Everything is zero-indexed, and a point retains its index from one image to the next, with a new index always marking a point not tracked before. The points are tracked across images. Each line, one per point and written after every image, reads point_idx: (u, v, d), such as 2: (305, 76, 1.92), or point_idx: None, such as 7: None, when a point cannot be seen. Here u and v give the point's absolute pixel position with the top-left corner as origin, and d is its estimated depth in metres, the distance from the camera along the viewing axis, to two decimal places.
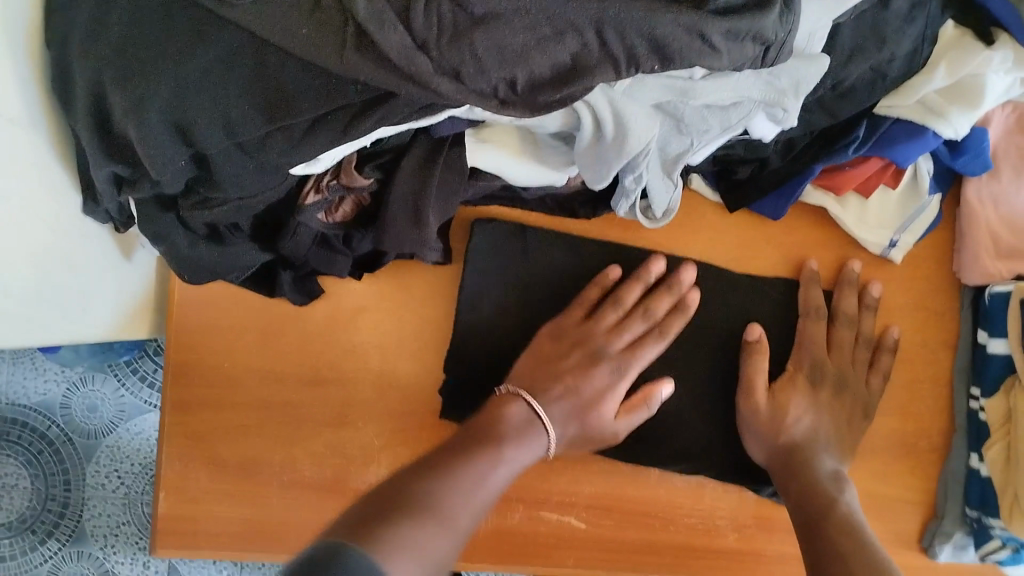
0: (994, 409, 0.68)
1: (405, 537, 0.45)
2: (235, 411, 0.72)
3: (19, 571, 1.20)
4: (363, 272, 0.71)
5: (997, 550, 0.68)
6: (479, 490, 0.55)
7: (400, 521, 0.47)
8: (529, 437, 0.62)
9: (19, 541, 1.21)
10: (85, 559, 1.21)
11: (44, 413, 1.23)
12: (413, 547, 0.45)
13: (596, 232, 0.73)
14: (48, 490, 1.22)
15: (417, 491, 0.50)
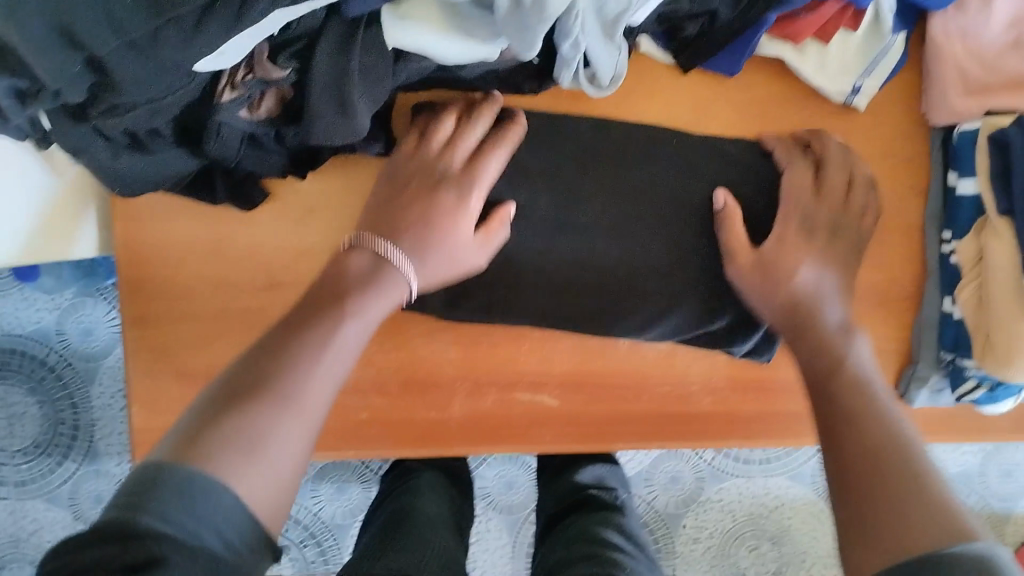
0: (965, 251, 0.66)
1: (236, 431, 0.48)
2: (199, 323, 0.72)
3: (38, 494, 1.21)
4: (304, 170, 0.68)
5: (974, 390, 0.68)
6: (330, 360, 0.55)
7: (228, 413, 0.49)
8: (382, 287, 0.60)
9: (37, 465, 1.21)
10: (103, 477, 1.22)
11: (42, 341, 1.21)
12: (243, 440, 0.48)
13: (544, 107, 0.70)
14: (57, 415, 1.21)
15: (259, 380, 0.51)
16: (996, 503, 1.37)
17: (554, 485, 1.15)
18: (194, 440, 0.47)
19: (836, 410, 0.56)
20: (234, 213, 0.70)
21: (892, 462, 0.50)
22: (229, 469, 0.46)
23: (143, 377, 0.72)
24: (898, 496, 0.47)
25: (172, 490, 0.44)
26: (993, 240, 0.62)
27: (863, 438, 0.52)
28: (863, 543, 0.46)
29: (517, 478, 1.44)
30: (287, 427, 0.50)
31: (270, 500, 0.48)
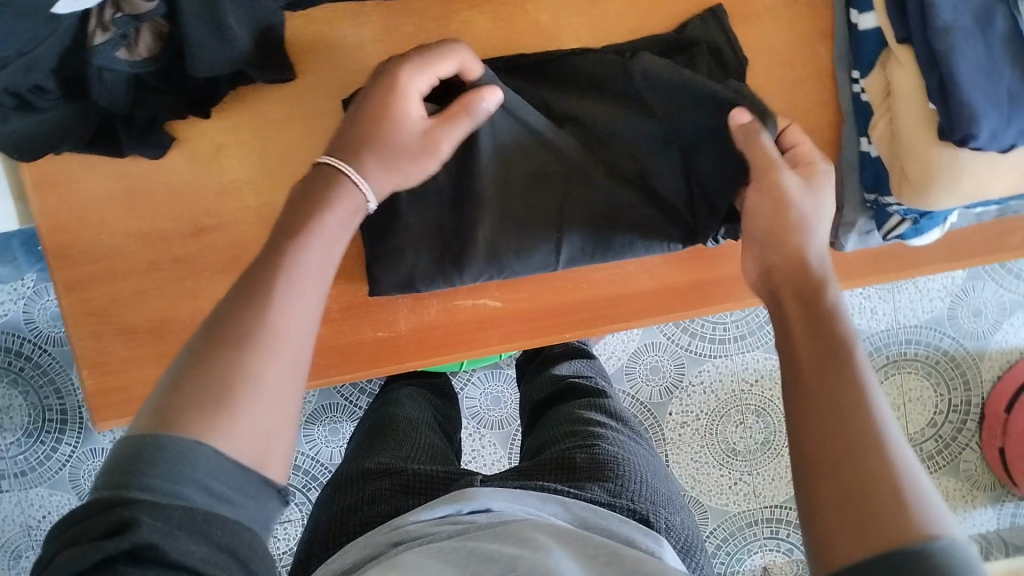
0: (874, 87, 0.66)
1: (225, 377, 0.42)
2: (131, 278, 0.71)
3: (40, 481, 1.16)
4: (208, 109, 0.67)
5: (899, 225, 0.69)
6: (280, 359, 0.44)
7: (219, 357, 0.42)
8: (340, 200, 0.55)
9: (34, 454, 1.16)
10: (101, 455, 1.17)
11: (12, 333, 1.14)
12: (225, 391, 0.41)
13: (439, 8, 0.68)
14: (43, 403, 1.15)
15: (226, 325, 0.44)
16: (970, 343, 1.39)
17: (537, 380, 1.18)
18: (205, 370, 0.42)
19: (826, 443, 0.42)
20: (145, 163, 0.69)
21: (849, 376, 0.45)
22: (210, 424, 0.40)
23: (87, 341, 0.71)
24: (845, 382, 0.44)
25: (157, 460, 0.38)
26: (897, 70, 0.63)
27: (854, 399, 0.43)
28: (852, 509, 0.40)
29: (503, 392, 1.47)
30: (278, 369, 0.43)
31: (264, 445, 0.42)
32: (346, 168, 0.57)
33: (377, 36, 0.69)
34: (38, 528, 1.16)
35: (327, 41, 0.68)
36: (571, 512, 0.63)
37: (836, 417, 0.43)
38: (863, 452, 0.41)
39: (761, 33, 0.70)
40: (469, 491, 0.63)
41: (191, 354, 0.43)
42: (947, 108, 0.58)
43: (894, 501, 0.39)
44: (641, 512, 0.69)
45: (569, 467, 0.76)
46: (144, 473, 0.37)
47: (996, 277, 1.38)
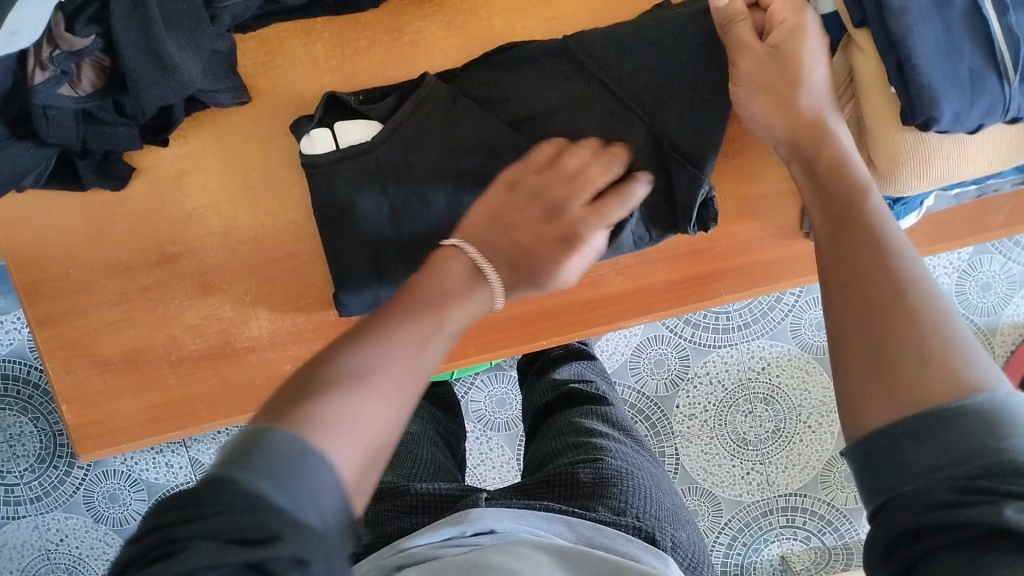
0: (837, 70, 0.63)
1: (335, 405, 0.40)
2: (102, 309, 0.71)
3: (55, 506, 1.17)
4: (164, 137, 0.66)
5: None
6: (391, 398, 0.42)
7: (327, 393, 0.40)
8: (465, 300, 0.50)
9: (47, 479, 1.16)
10: (113, 477, 1.17)
11: (20, 360, 1.15)
12: (342, 421, 0.39)
13: (390, 19, 0.68)
14: (54, 427, 1.16)
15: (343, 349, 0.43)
16: (980, 319, 1.36)
17: (539, 384, 1.17)
18: (298, 396, 0.40)
19: (870, 304, 0.42)
20: (106, 195, 0.68)
21: (875, 263, 0.44)
22: (323, 434, 0.38)
23: (64, 374, 0.71)
24: (873, 267, 0.44)
25: (272, 450, 0.36)
26: (857, 53, 0.60)
27: (882, 280, 0.43)
28: (885, 386, 0.40)
29: (508, 394, 1.45)
30: (387, 408, 0.42)
31: (363, 482, 0.39)
32: (467, 259, 0.52)
33: (330, 51, 0.68)
34: (58, 552, 1.18)
35: (279, 60, 0.68)
36: (575, 532, 0.62)
37: (878, 304, 0.42)
38: (900, 325, 0.41)
39: None
40: (473, 512, 0.61)
41: (290, 396, 0.40)
42: (907, 89, 0.56)
43: (944, 372, 0.39)
44: (647, 530, 0.68)
45: (573, 484, 0.74)
46: (254, 460, 0.36)
47: (1002, 249, 1.35)
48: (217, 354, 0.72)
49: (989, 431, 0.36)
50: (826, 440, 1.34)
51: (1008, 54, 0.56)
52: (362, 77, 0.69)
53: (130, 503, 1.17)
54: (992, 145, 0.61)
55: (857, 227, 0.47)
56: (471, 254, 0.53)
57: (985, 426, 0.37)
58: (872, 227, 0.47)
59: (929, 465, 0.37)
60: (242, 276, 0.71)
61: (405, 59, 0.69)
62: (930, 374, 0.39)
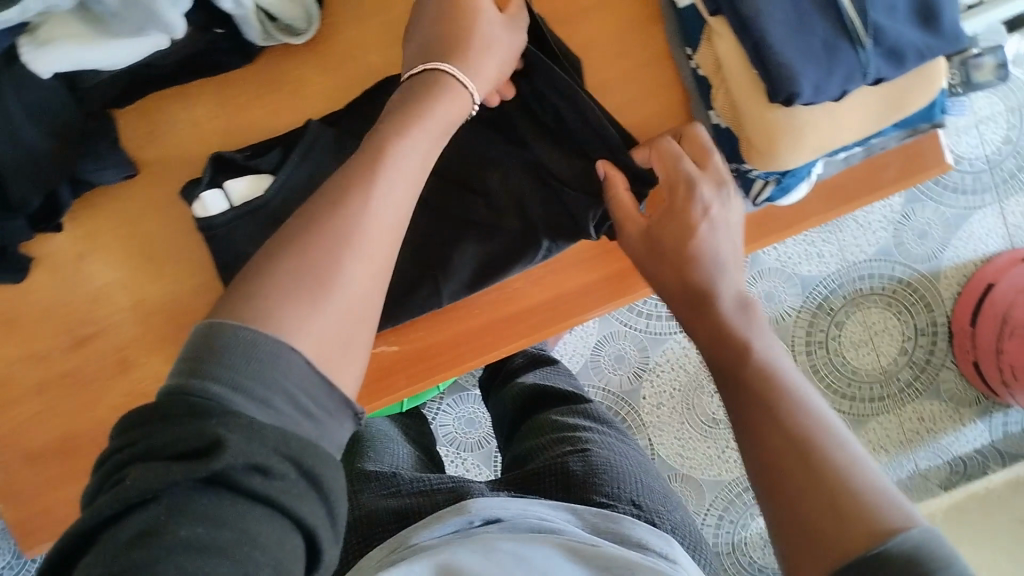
0: (705, 60, 0.65)
1: (296, 278, 0.45)
2: (24, 402, 0.70)
3: None
4: (57, 223, 0.67)
5: (764, 189, 0.68)
6: (359, 253, 0.47)
7: (285, 278, 0.45)
8: (440, 104, 0.57)
9: None
10: None
11: None
12: (297, 316, 0.43)
13: (265, 72, 0.68)
14: None
15: (316, 224, 0.48)
16: (921, 265, 1.39)
17: (503, 396, 1.17)
18: (255, 296, 0.44)
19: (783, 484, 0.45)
20: (9, 288, 0.68)
21: (776, 407, 0.49)
22: (290, 317, 0.43)
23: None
24: (825, 470, 0.44)
25: (237, 341, 0.41)
26: (718, 40, 0.62)
27: (797, 426, 0.47)
28: (809, 545, 0.43)
29: (475, 413, 1.46)
30: (360, 262, 0.47)
31: (337, 348, 0.44)
32: (444, 66, 0.59)
33: (210, 112, 0.68)
34: None
35: (161, 129, 0.68)
36: (583, 519, 0.63)
37: (787, 461, 0.46)
38: (829, 492, 0.43)
39: (588, 29, 0.70)
40: (472, 503, 0.63)
41: (286, 241, 0.47)
42: (766, 69, 0.57)
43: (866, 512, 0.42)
44: (644, 514, 0.70)
45: (564, 475, 0.75)
46: (220, 356, 0.40)
47: (931, 194, 1.38)
48: None
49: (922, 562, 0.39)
50: None
51: (856, 18, 0.58)
52: (247, 133, 0.69)
53: None
54: (863, 108, 0.63)
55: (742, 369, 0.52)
56: (443, 72, 0.58)
57: (914, 556, 0.39)
58: (754, 366, 0.52)
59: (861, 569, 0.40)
60: (159, 347, 0.71)
61: (287, 109, 0.69)
62: (846, 525, 0.42)
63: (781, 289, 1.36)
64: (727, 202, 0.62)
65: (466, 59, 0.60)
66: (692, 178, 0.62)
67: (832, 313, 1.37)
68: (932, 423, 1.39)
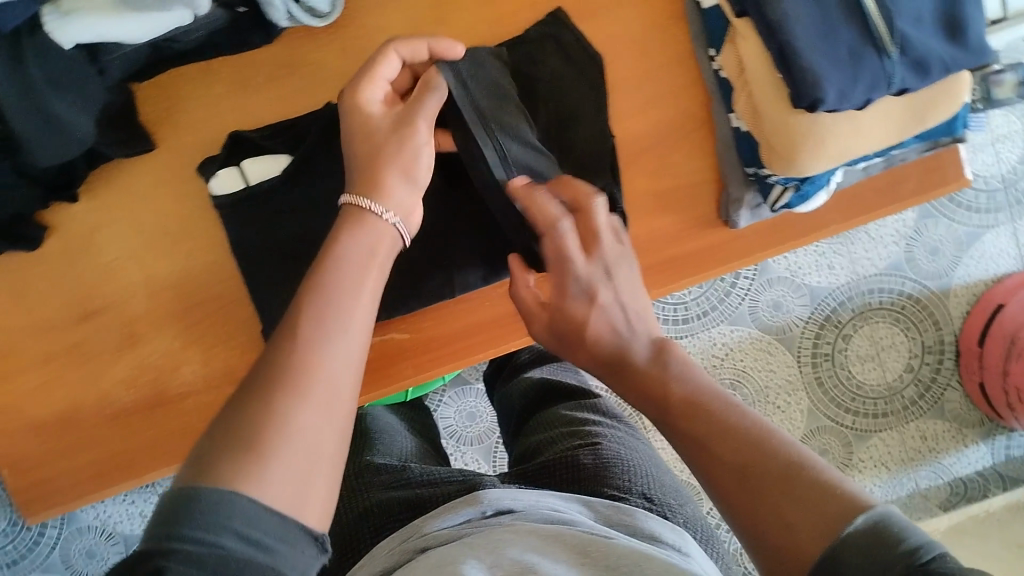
0: (728, 63, 0.64)
1: (242, 439, 0.40)
2: (30, 372, 0.70)
3: (32, 567, 1.16)
4: (72, 193, 0.66)
5: (782, 195, 0.68)
6: (310, 413, 0.43)
7: (233, 450, 0.40)
8: (365, 234, 0.53)
9: (21, 541, 1.16)
10: (87, 533, 1.16)
11: None
12: (263, 469, 0.39)
13: (287, 53, 0.68)
14: None
15: (266, 377, 0.43)
16: (932, 283, 1.38)
17: (510, 389, 1.17)
18: (205, 460, 0.39)
19: (748, 481, 0.43)
20: (21, 258, 0.68)
21: (715, 419, 0.46)
22: (241, 475, 0.39)
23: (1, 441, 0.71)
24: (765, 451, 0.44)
25: (202, 503, 0.37)
26: (743, 44, 0.61)
27: (740, 446, 0.44)
28: (777, 562, 0.40)
29: (477, 407, 1.45)
30: (312, 411, 0.43)
31: (299, 493, 0.40)
32: (363, 202, 0.55)
33: (230, 90, 0.68)
34: None
35: (181, 105, 0.68)
36: (596, 511, 0.63)
37: (755, 476, 0.43)
38: (779, 475, 0.42)
39: (613, 25, 0.69)
40: (486, 493, 0.64)
41: (235, 404, 0.42)
42: (791, 76, 0.57)
43: (830, 509, 0.40)
44: (655, 506, 0.70)
45: (574, 467, 0.75)
46: (181, 520, 0.36)
47: (946, 212, 1.37)
48: (152, 404, 0.72)
49: (890, 541, 0.37)
50: (797, 417, 1.36)
51: (883, 28, 0.57)
52: (266, 113, 0.69)
53: (106, 559, 1.17)
54: (885, 118, 0.63)
55: (680, 416, 0.48)
56: (363, 207, 0.55)
57: (876, 533, 0.37)
58: (692, 407, 0.48)
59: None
60: (169, 323, 0.71)
61: (308, 91, 0.69)
62: (803, 536, 0.40)
63: (789, 298, 1.35)
64: (613, 282, 0.54)
65: (383, 176, 0.57)
66: (574, 275, 0.53)
67: (841, 326, 1.37)
68: (934, 441, 1.39)
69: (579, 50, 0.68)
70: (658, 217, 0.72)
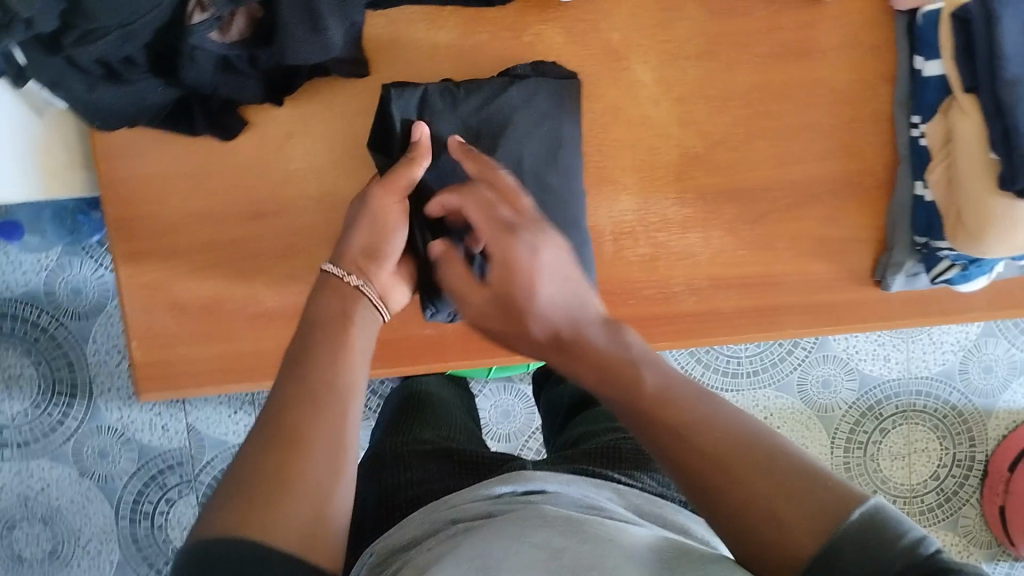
0: (935, 132, 0.67)
1: (260, 471, 0.44)
2: (187, 254, 0.72)
3: (45, 453, 1.17)
4: (281, 96, 0.68)
5: (948, 270, 0.70)
6: (320, 450, 0.46)
7: (256, 491, 0.43)
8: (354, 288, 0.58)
9: (39, 423, 1.16)
10: (105, 433, 1.17)
11: (31, 303, 1.15)
12: (289, 508, 0.43)
13: (513, 19, 0.69)
14: (54, 374, 1.16)
15: (276, 418, 0.46)
16: (978, 399, 1.39)
17: (562, 389, 1.15)
18: (230, 507, 0.42)
19: (733, 471, 0.41)
20: (213, 145, 0.70)
21: (687, 407, 0.43)
22: (257, 526, 0.42)
23: (137, 314, 0.72)
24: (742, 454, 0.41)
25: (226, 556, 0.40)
26: (960, 117, 0.64)
27: (710, 433, 0.42)
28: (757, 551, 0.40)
29: (512, 407, 1.40)
30: (322, 455, 0.45)
31: (314, 533, 0.43)
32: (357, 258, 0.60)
33: (452, 38, 0.70)
34: (35, 501, 1.17)
35: (400, 41, 0.69)
36: (625, 497, 0.61)
37: (734, 469, 0.41)
38: (754, 455, 0.41)
39: (825, 70, 0.71)
40: (523, 474, 0.61)
41: (264, 434, 0.46)
42: (1010, 157, 0.60)
43: (822, 500, 0.39)
44: (694, 503, 0.67)
45: (614, 454, 0.73)
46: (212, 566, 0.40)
47: (1008, 334, 1.38)
48: (293, 315, 0.73)
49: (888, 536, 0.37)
50: None
51: None
52: (482, 69, 0.71)
53: (118, 462, 1.17)
54: None
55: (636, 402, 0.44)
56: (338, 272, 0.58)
57: (875, 528, 0.38)
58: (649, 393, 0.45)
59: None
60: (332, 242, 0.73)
61: (523, 57, 0.71)
62: (793, 518, 0.39)
63: (839, 379, 1.36)
64: (535, 243, 0.54)
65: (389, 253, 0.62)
66: (512, 222, 0.55)
67: (880, 419, 1.37)
68: None
69: (784, 85, 0.71)
70: (815, 262, 0.74)
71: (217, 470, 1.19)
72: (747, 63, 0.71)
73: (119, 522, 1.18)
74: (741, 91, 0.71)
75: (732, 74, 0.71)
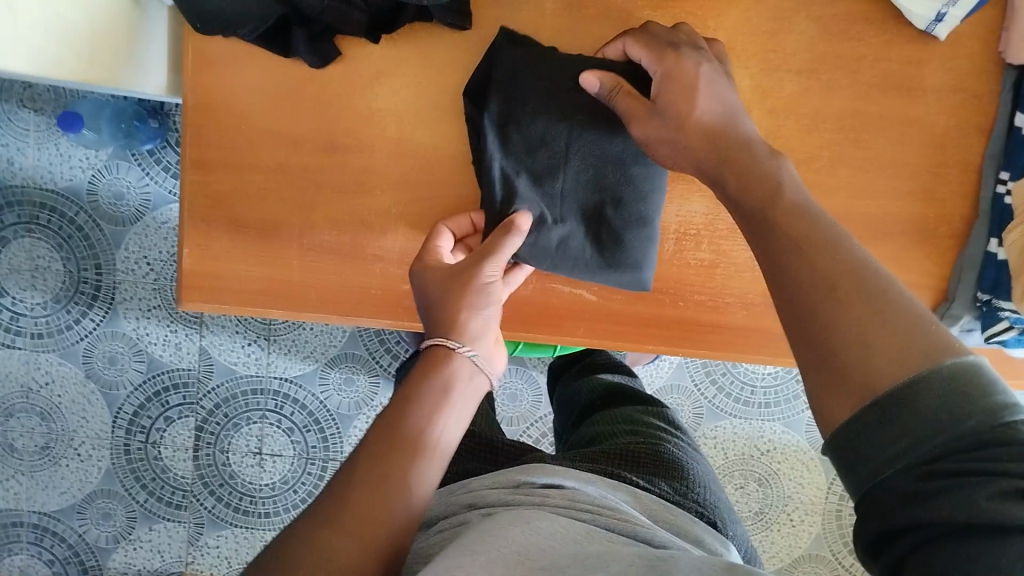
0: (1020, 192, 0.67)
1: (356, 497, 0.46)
2: (256, 173, 0.72)
3: (57, 348, 1.17)
4: (378, 34, 0.68)
5: (1004, 331, 0.69)
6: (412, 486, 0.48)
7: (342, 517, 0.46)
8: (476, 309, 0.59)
9: (58, 318, 1.16)
10: (119, 339, 1.17)
11: (72, 199, 1.14)
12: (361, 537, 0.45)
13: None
14: (80, 273, 1.15)
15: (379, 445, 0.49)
16: None
17: (578, 385, 1.13)
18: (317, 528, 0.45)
19: (843, 296, 0.43)
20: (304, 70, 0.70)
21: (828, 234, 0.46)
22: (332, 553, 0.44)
23: (194, 223, 0.72)
24: (860, 304, 0.42)
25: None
26: None
27: (837, 262, 0.44)
28: (835, 385, 0.41)
29: (521, 390, 1.39)
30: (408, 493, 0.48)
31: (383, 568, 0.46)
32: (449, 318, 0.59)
33: (559, 8, 0.70)
34: (38, 393, 1.18)
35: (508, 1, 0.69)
36: (641, 503, 0.61)
37: (846, 287, 0.43)
38: (887, 306, 0.42)
39: (921, 111, 0.71)
40: (543, 465, 0.61)
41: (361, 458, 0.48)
42: None
43: (914, 343, 0.40)
44: (708, 516, 0.66)
45: (632, 458, 0.71)
46: None
47: None
48: (347, 252, 0.73)
49: (977, 390, 0.38)
50: (801, 537, 1.27)
51: None
52: (581, 45, 0.71)
53: (126, 369, 1.18)
54: None
55: (776, 206, 0.50)
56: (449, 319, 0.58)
57: (967, 373, 0.38)
58: (788, 205, 0.49)
59: (892, 442, 0.38)
60: (400, 188, 0.72)
61: None
62: (882, 367, 0.40)
63: None
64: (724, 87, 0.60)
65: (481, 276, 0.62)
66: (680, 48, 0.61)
67: None
68: None
69: (877, 118, 0.71)
70: None
71: (220, 398, 1.20)
72: (845, 89, 0.70)
73: (115, 430, 1.19)
74: (834, 115, 0.71)
75: (828, 97, 0.70)
